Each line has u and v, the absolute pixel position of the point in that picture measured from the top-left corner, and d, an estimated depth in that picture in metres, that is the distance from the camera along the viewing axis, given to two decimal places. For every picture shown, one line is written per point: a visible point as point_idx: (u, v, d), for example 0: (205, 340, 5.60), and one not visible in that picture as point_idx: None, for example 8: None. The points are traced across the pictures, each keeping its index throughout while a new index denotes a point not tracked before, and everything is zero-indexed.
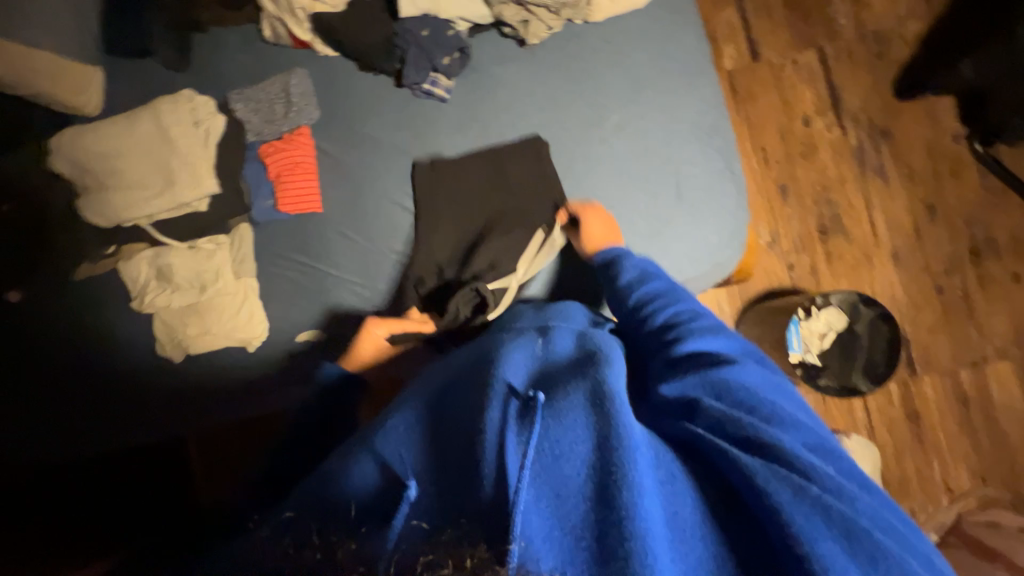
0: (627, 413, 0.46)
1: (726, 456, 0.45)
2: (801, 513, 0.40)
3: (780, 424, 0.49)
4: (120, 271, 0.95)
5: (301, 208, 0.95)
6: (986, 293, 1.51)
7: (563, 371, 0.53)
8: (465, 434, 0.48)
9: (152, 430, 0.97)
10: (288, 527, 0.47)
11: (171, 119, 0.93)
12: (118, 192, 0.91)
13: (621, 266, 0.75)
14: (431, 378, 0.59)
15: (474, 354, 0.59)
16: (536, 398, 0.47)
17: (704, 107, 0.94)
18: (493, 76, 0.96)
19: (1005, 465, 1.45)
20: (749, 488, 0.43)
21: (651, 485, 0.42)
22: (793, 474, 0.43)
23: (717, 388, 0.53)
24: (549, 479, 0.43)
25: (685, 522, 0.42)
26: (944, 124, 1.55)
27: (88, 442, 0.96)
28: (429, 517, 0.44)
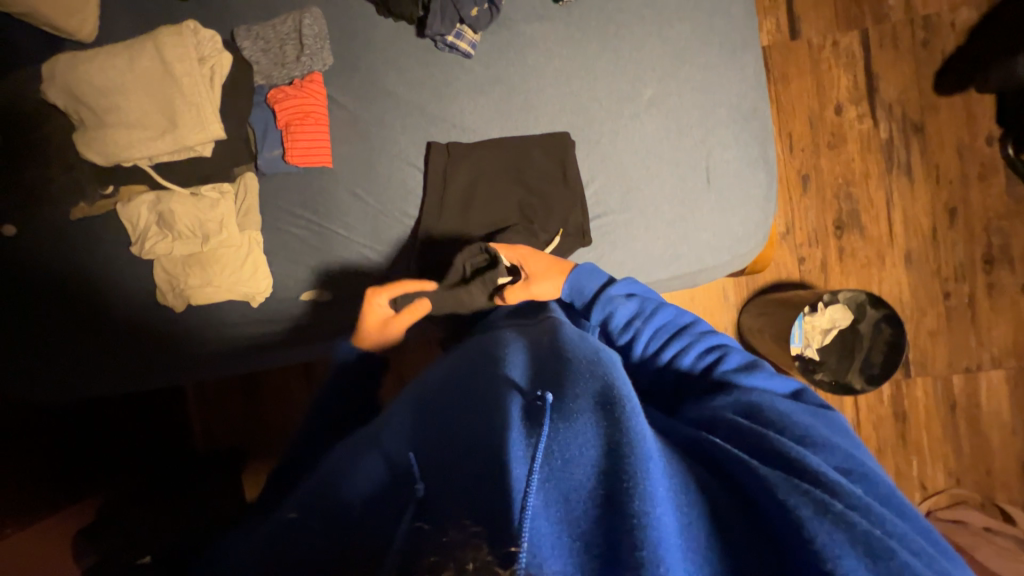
0: (638, 419, 0.46)
1: (745, 467, 0.45)
2: (822, 529, 0.38)
3: (811, 446, 0.50)
4: (119, 213, 0.91)
5: (309, 162, 0.90)
6: (992, 302, 1.50)
7: (571, 374, 0.54)
8: (479, 436, 0.50)
9: (150, 380, 0.96)
10: (296, 526, 0.47)
11: (173, 52, 0.86)
12: (116, 129, 0.86)
13: (609, 303, 0.72)
14: (449, 386, 0.63)
15: (488, 366, 0.62)
16: (546, 400, 0.50)
17: (744, 88, 0.89)
18: (522, 33, 0.89)
19: (981, 468, 1.50)
20: (766, 496, 0.42)
21: (664, 491, 0.40)
22: (812, 489, 0.42)
23: (748, 408, 0.55)
24: (558, 482, 0.42)
25: (698, 534, 0.39)
26: (980, 124, 1.50)
27: (86, 386, 0.95)
28: (434, 517, 0.43)
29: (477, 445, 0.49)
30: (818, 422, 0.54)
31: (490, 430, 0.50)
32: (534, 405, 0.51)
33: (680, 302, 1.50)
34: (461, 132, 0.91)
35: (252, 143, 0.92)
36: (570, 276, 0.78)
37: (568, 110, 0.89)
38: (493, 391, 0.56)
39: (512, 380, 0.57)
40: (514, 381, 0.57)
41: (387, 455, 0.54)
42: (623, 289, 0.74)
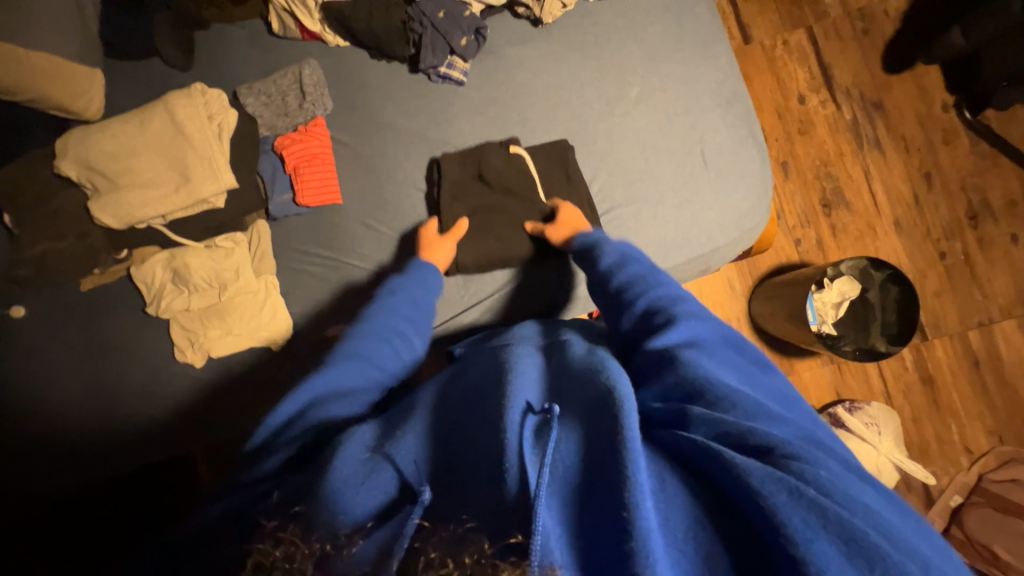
0: (631, 417, 0.45)
1: (717, 459, 0.41)
2: (796, 514, 0.36)
3: (769, 420, 0.47)
4: (133, 276, 0.91)
5: (320, 200, 0.92)
6: (987, 255, 1.55)
7: (574, 381, 0.54)
8: (484, 444, 0.48)
9: (162, 449, 0.92)
10: (306, 519, 0.46)
11: (183, 114, 0.90)
12: (132, 192, 0.88)
13: (600, 251, 0.77)
14: (443, 399, 0.60)
15: (486, 369, 0.60)
16: (553, 411, 0.49)
17: (721, 76, 0.95)
18: (508, 58, 0.96)
19: (1019, 422, 1.48)
20: (742, 490, 0.39)
21: (648, 486, 0.41)
22: (785, 475, 0.39)
23: (693, 390, 0.50)
24: (558, 486, 0.43)
25: (676, 528, 0.40)
26: (934, 94, 1.61)
27: (99, 455, 0.90)
28: (433, 517, 0.45)
29: (480, 448, 0.49)
30: (771, 399, 0.52)
31: (493, 435, 0.48)
32: (544, 419, 0.49)
33: None
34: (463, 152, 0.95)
35: (261, 190, 0.94)
36: (580, 232, 0.83)
37: (561, 119, 0.94)
38: (493, 397, 0.53)
39: (517, 385, 0.54)
40: (520, 387, 0.54)
41: (393, 458, 0.52)
42: (613, 246, 0.77)
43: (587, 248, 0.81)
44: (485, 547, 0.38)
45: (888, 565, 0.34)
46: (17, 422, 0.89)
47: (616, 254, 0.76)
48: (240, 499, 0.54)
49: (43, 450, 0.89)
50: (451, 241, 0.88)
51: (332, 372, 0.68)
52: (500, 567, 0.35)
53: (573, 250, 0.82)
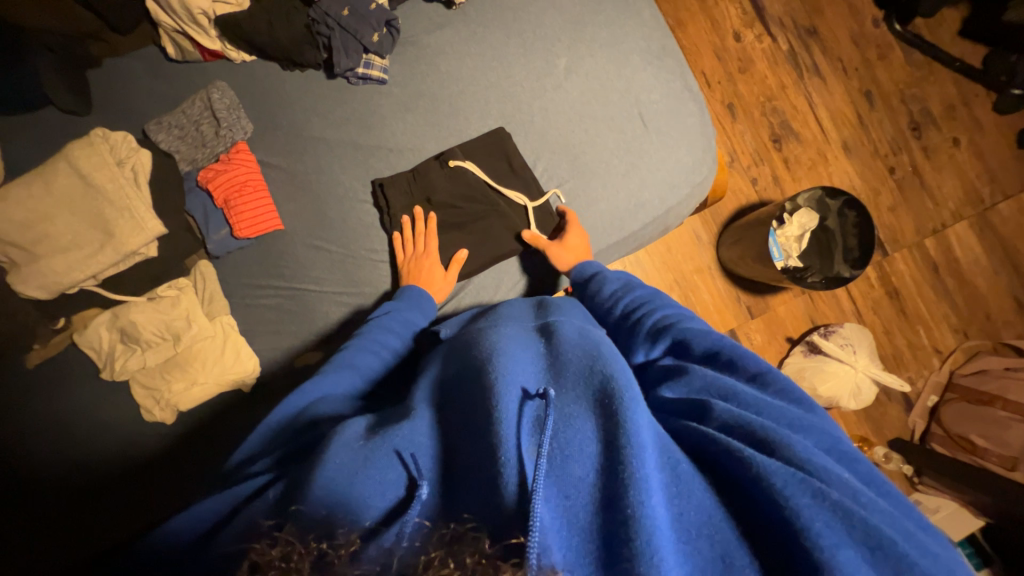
0: (635, 411, 0.45)
1: (733, 455, 0.43)
2: (820, 516, 0.38)
3: (800, 426, 0.47)
4: (78, 344, 0.86)
5: (260, 230, 0.88)
6: (933, 162, 1.59)
7: (571, 365, 0.54)
8: (479, 439, 0.48)
9: (142, 511, 0.87)
10: (302, 518, 0.42)
11: (91, 164, 0.83)
12: (53, 258, 0.82)
13: (602, 279, 0.77)
14: (442, 383, 0.59)
15: (473, 351, 0.59)
16: (550, 396, 0.49)
17: (648, 31, 0.93)
18: (428, 46, 0.92)
19: (980, 316, 1.56)
20: (759, 486, 0.40)
21: (659, 487, 0.41)
22: (808, 476, 0.40)
23: (724, 391, 0.51)
24: (559, 479, 0.43)
25: (691, 522, 0.41)
26: (862, 11, 1.61)
27: (83, 531, 0.85)
28: (435, 519, 0.44)
29: (474, 444, 0.48)
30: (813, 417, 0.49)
31: (486, 425, 0.48)
32: (543, 407, 0.49)
33: (660, 256, 1.53)
34: (399, 154, 0.91)
35: (196, 232, 0.90)
36: (580, 265, 0.82)
37: (494, 101, 0.91)
38: (481, 380, 0.52)
39: (514, 368, 0.53)
40: (516, 371, 0.53)
41: (399, 451, 0.50)
42: (612, 273, 0.78)
43: (588, 279, 0.80)
44: (486, 549, 0.36)
45: (889, 550, 0.36)
46: None
47: (618, 281, 0.76)
48: (231, 499, 0.52)
49: (18, 545, 0.84)
50: (439, 267, 0.86)
51: (324, 379, 0.65)
52: (501, 567, 0.34)
53: (574, 281, 0.81)
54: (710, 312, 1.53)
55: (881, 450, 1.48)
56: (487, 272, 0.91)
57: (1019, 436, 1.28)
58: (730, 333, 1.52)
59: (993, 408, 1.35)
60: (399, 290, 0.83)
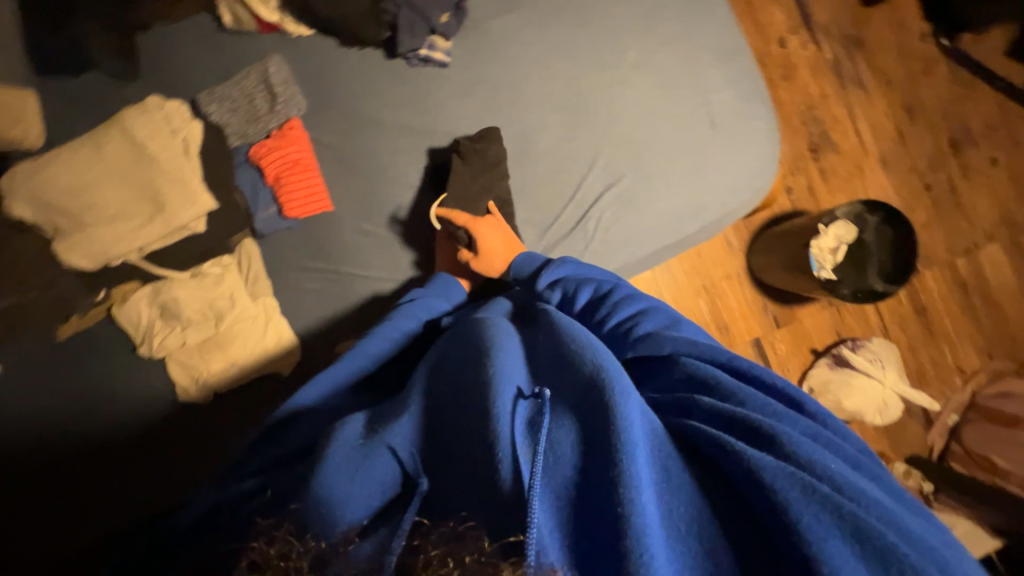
0: (628, 403, 0.40)
1: (725, 450, 0.38)
2: (809, 511, 0.34)
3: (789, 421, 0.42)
4: (115, 317, 0.83)
5: (310, 211, 0.85)
6: (970, 181, 1.58)
7: (562, 351, 0.49)
8: (468, 423, 0.44)
9: (170, 492, 0.84)
10: (301, 516, 0.41)
11: (145, 132, 0.81)
12: (100, 228, 0.80)
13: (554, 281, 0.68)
14: (429, 369, 0.55)
15: (464, 339, 0.55)
16: (546, 395, 0.43)
17: (719, 30, 0.91)
18: (492, 31, 0.89)
19: (1006, 339, 1.56)
20: (749, 480, 0.37)
21: (648, 484, 0.37)
22: (800, 470, 0.36)
23: (707, 382, 0.46)
24: (552, 479, 0.40)
25: (680, 520, 0.37)
26: (910, 24, 1.59)
27: (100, 513, 0.82)
28: (432, 513, 0.41)
29: (463, 427, 0.44)
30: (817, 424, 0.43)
31: (473, 412, 0.44)
32: (537, 405, 0.44)
33: (690, 260, 1.51)
34: (456, 141, 0.89)
35: (241, 207, 0.86)
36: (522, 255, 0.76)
37: (557, 92, 0.88)
38: (473, 376, 0.47)
39: (502, 361, 0.47)
40: (505, 362, 0.47)
41: (389, 444, 0.46)
42: (555, 274, 0.69)
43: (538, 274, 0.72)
44: (486, 546, 0.35)
45: (896, 560, 0.32)
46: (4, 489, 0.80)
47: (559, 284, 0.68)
48: (232, 494, 0.51)
49: (38, 522, 0.81)
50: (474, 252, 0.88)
51: (336, 367, 0.64)
52: (500, 568, 0.32)
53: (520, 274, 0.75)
54: (737, 321, 1.51)
55: (900, 467, 1.48)
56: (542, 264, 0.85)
57: None
58: (755, 342, 1.51)
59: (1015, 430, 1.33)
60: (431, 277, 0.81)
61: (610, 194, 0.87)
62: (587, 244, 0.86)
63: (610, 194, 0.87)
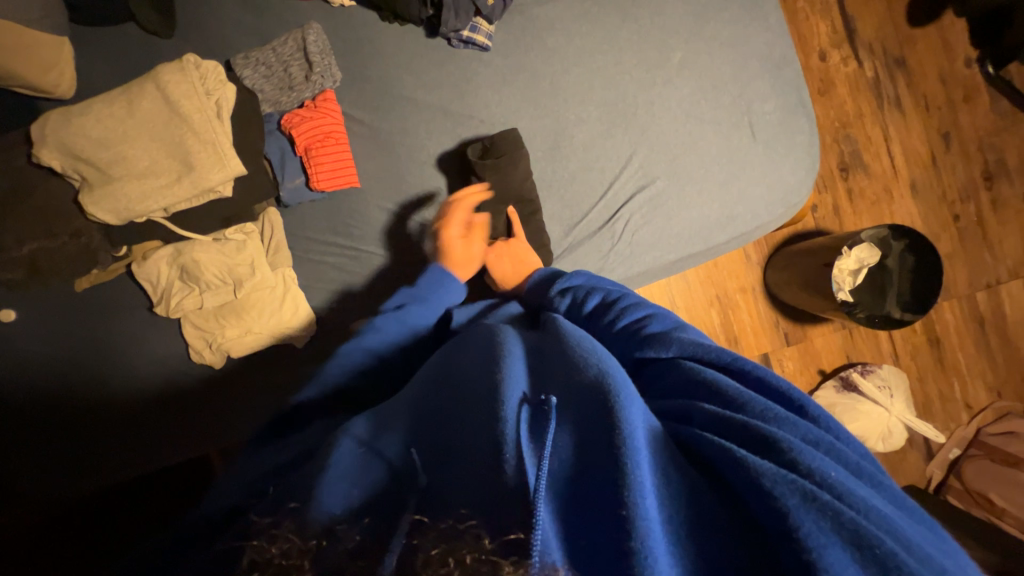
0: (632, 408, 0.39)
1: (729, 458, 0.36)
2: (808, 518, 0.32)
3: (791, 425, 0.39)
4: (136, 274, 0.83)
5: (336, 185, 0.84)
6: (999, 216, 1.55)
7: (564, 355, 0.47)
8: (474, 417, 0.42)
9: (180, 447, 0.86)
10: (301, 514, 0.38)
11: (178, 91, 0.79)
12: (127, 184, 0.79)
13: (560, 290, 0.67)
14: (431, 375, 0.53)
15: (468, 347, 0.53)
16: (549, 400, 0.42)
17: (769, 37, 0.89)
18: (536, 19, 0.87)
19: (1017, 378, 1.54)
20: (751, 490, 0.35)
21: (652, 488, 0.35)
22: (800, 477, 0.34)
23: (707, 388, 0.44)
24: (555, 481, 0.38)
25: (682, 525, 0.34)
26: (957, 49, 1.55)
27: (110, 470, 0.84)
28: (432, 512, 0.38)
29: (468, 423, 0.42)
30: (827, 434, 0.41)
31: (478, 407, 0.42)
32: (539, 408, 0.42)
33: (706, 270, 1.49)
34: (489, 128, 0.87)
35: (270, 175, 0.86)
36: (538, 271, 0.75)
37: (596, 87, 0.87)
38: (478, 378, 0.46)
39: (506, 364, 0.46)
40: (508, 364, 0.46)
41: (375, 451, 0.47)
42: (567, 281, 0.68)
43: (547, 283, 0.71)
44: (486, 544, 0.33)
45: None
46: (16, 433, 0.82)
47: (568, 292, 0.66)
48: (226, 499, 0.48)
49: (47, 468, 0.82)
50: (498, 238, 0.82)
51: (336, 361, 0.63)
52: (500, 567, 0.31)
53: (529, 289, 0.73)
54: (747, 335, 1.50)
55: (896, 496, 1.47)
56: (565, 261, 0.85)
57: None
58: (763, 358, 1.50)
59: (1014, 469, 1.35)
60: (422, 274, 0.74)
61: (642, 196, 0.85)
62: (611, 245, 0.85)
63: (642, 195, 0.85)
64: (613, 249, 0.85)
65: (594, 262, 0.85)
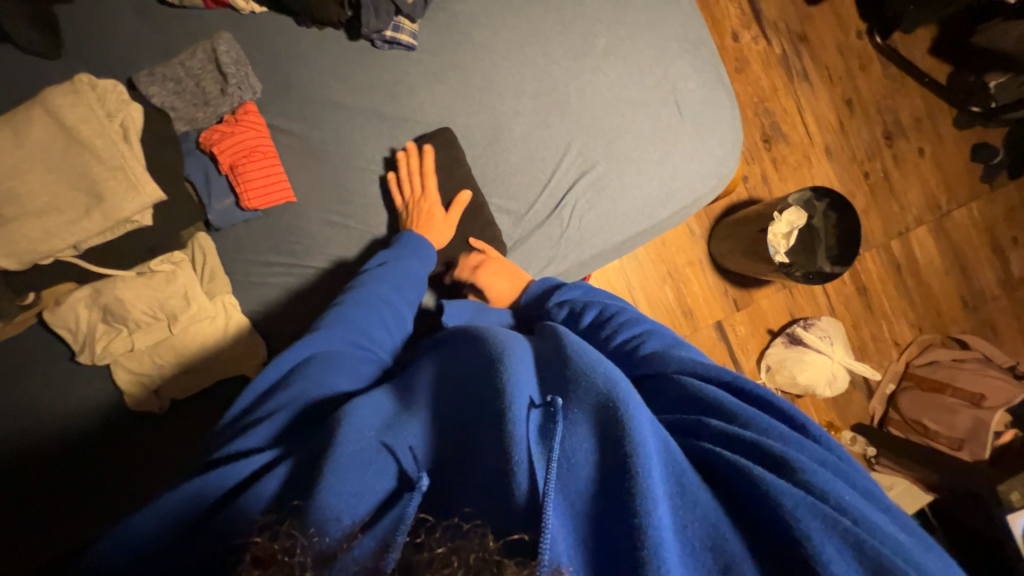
0: (643, 423, 0.39)
1: (740, 471, 0.37)
2: (828, 543, 0.33)
3: (797, 445, 0.40)
4: (49, 322, 0.75)
5: (271, 201, 0.80)
6: (901, 170, 1.72)
7: (570, 360, 0.46)
8: (484, 430, 0.42)
9: (117, 510, 0.77)
10: (303, 517, 0.36)
11: (74, 115, 0.73)
12: (25, 222, 0.71)
13: (554, 306, 0.69)
14: (433, 381, 0.51)
15: (466, 355, 0.51)
16: (556, 401, 0.42)
17: (684, 19, 0.93)
18: (460, 14, 0.87)
19: (934, 314, 1.71)
20: (766, 506, 0.35)
21: (663, 497, 0.36)
22: (819, 501, 0.35)
23: (707, 404, 0.44)
24: (565, 488, 0.38)
25: (695, 535, 0.35)
26: (849, 23, 1.70)
27: (40, 540, 0.75)
28: (436, 511, 0.39)
29: (475, 447, 0.42)
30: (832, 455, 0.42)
31: (487, 419, 0.42)
32: (548, 412, 0.42)
33: (655, 248, 1.55)
34: (425, 128, 0.86)
35: (195, 199, 0.80)
36: (528, 287, 0.76)
37: (528, 78, 0.88)
38: (486, 386, 0.44)
39: (513, 373, 0.44)
40: (514, 372, 0.44)
41: (392, 446, 0.44)
42: (563, 296, 0.69)
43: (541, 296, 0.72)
44: (490, 544, 0.32)
45: None
46: None
47: (565, 305, 0.68)
48: (214, 480, 0.45)
49: None
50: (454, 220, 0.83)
51: (320, 337, 0.61)
52: (504, 567, 0.29)
53: (525, 303, 0.74)
54: (700, 305, 1.57)
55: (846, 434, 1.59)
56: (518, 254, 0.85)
57: (964, 420, 1.41)
58: (716, 324, 1.58)
59: (943, 395, 1.49)
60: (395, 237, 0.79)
61: (585, 180, 0.87)
62: (561, 232, 0.86)
63: (585, 178, 0.87)
64: (562, 235, 0.86)
65: (545, 250, 0.86)
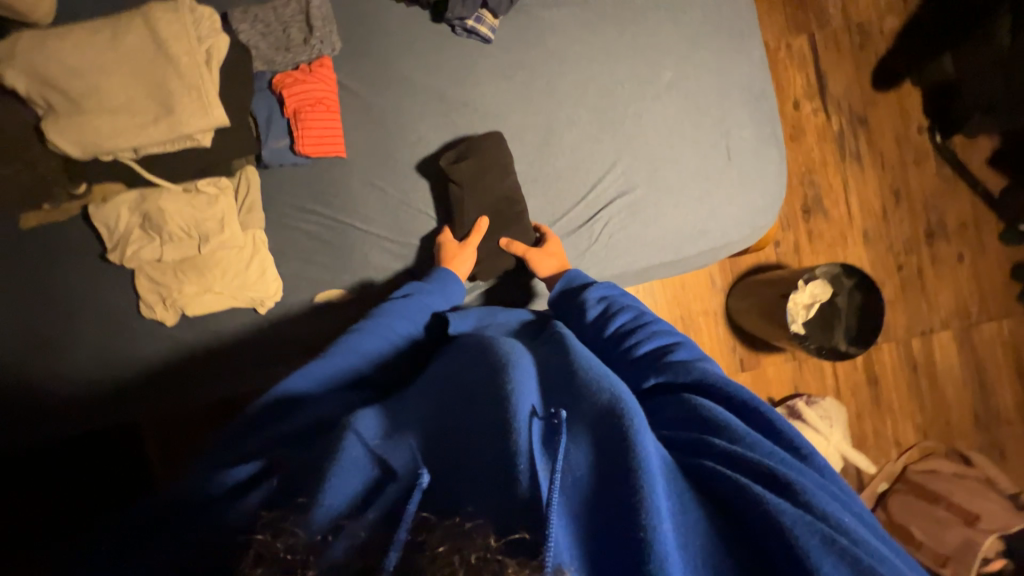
0: (644, 435, 0.40)
1: (743, 492, 0.38)
2: (828, 560, 0.33)
3: (799, 469, 0.42)
4: (92, 217, 0.79)
5: (322, 151, 0.83)
6: (937, 271, 1.69)
7: (576, 377, 0.48)
8: (484, 422, 0.43)
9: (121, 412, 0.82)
10: (305, 513, 0.38)
11: (168, 31, 0.78)
12: (97, 117, 0.76)
13: (586, 298, 0.70)
14: (437, 382, 0.52)
15: (472, 359, 0.52)
16: (560, 414, 0.43)
17: (751, 71, 0.96)
18: (539, 21, 0.91)
19: (942, 423, 1.65)
20: (771, 532, 0.35)
21: (666, 508, 0.37)
22: (820, 522, 0.36)
23: (715, 425, 0.46)
24: (569, 499, 0.38)
25: (697, 553, 0.36)
26: (912, 115, 1.71)
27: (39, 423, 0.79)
28: (440, 506, 0.38)
29: (477, 433, 0.42)
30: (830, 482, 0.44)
31: (488, 420, 0.42)
32: (550, 424, 0.43)
33: (673, 289, 1.55)
34: (482, 117, 0.89)
35: (253, 133, 0.84)
36: (566, 275, 0.77)
37: (590, 93, 0.91)
38: (490, 386, 0.46)
39: (517, 379, 0.46)
40: (518, 378, 0.46)
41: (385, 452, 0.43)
42: (597, 292, 0.70)
43: (569, 295, 0.73)
44: (493, 542, 0.33)
45: None
46: None
47: (599, 300, 0.69)
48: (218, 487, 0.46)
49: None
50: (472, 248, 0.84)
51: (323, 362, 0.60)
52: (506, 566, 0.30)
53: (555, 297, 0.75)
54: None
55: None
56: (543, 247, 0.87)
57: (955, 536, 1.39)
58: None
59: (936, 506, 1.45)
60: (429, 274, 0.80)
61: (625, 198, 0.89)
62: (586, 242, 0.88)
63: (623, 197, 0.89)
64: (586, 245, 0.88)
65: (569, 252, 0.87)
